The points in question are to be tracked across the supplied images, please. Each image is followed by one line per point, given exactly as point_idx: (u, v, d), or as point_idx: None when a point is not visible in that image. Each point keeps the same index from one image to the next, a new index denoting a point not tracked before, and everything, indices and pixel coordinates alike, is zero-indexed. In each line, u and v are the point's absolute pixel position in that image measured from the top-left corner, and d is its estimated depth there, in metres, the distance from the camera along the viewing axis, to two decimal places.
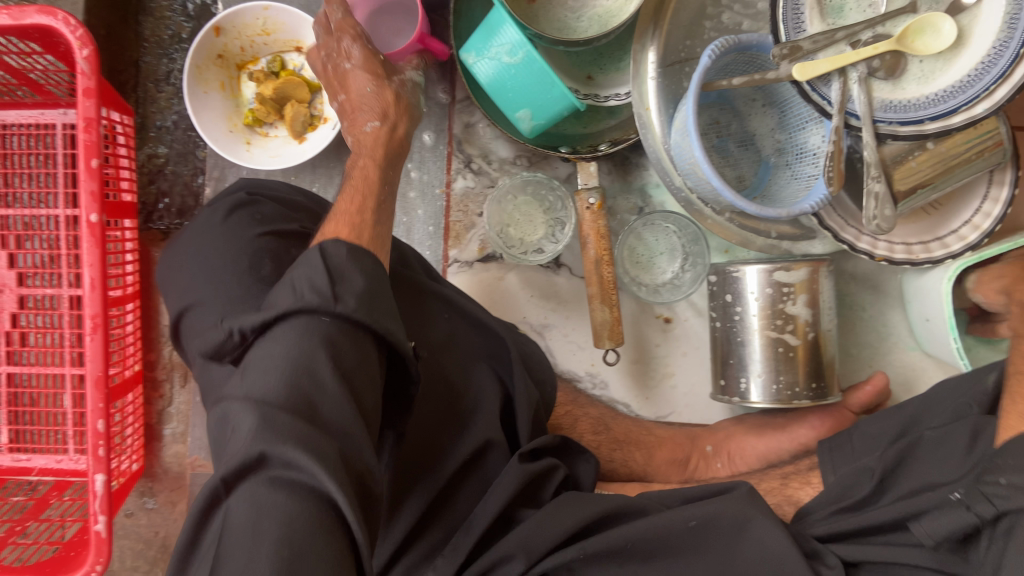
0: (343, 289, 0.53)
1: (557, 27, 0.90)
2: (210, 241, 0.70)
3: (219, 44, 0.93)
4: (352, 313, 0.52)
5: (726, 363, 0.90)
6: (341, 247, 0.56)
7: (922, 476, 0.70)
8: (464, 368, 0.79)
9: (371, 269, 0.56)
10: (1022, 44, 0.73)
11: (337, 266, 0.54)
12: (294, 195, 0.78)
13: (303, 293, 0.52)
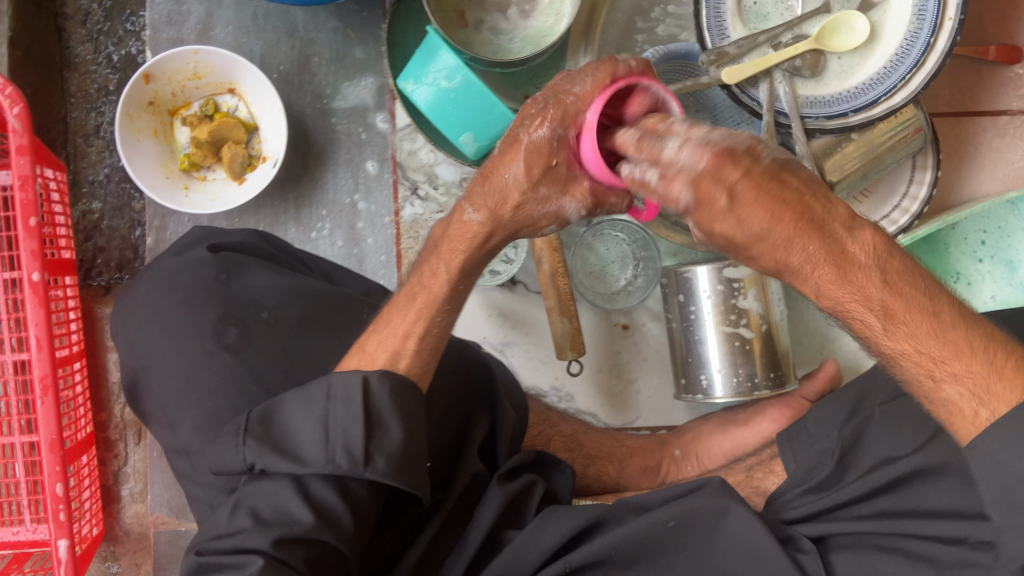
0: (376, 446, 0.57)
1: (491, 51, 0.91)
2: (170, 297, 0.66)
3: (149, 91, 0.93)
4: (381, 476, 0.56)
5: (685, 362, 0.92)
6: (385, 380, 0.59)
7: (878, 450, 0.74)
8: (452, 411, 0.75)
9: (412, 410, 0.59)
10: (931, 34, 0.81)
11: (378, 408, 0.58)
12: (251, 239, 0.71)
13: (336, 454, 0.56)
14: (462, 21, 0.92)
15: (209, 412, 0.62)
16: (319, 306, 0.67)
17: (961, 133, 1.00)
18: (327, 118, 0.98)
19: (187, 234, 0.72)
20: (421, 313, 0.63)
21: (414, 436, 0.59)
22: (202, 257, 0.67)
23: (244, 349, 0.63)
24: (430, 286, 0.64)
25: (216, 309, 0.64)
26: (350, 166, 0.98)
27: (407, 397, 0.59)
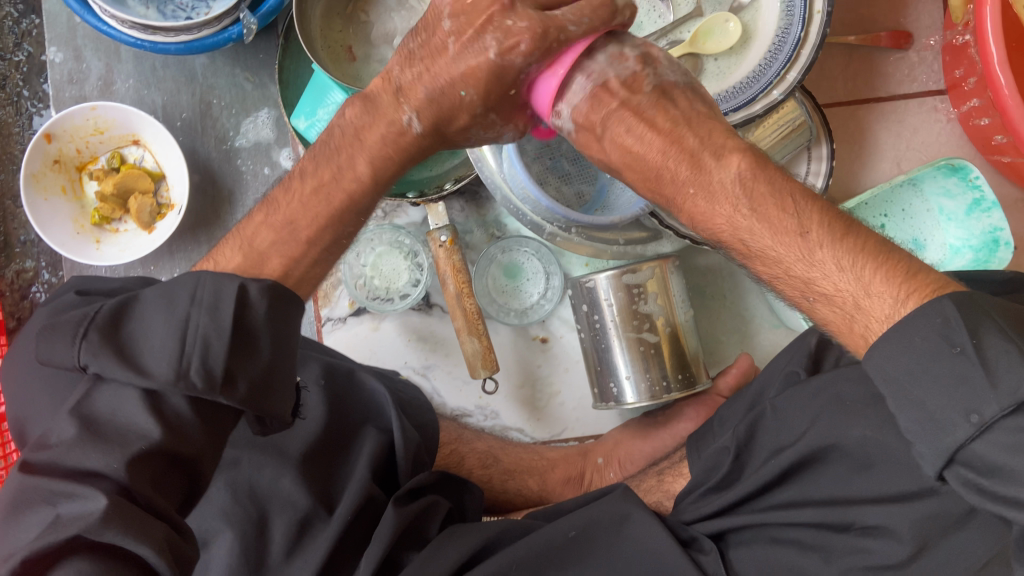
0: (236, 365, 0.52)
1: (381, 82, 0.94)
2: (38, 346, 0.70)
3: (53, 150, 0.95)
4: (239, 401, 0.52)
5: (598, 371, 0.92)
6: (261, 291, 0.54)
7: (770, 444, 0.74)
8: (343, 429, 0.76)
9: (282, 331, 0.55)
10: (801, 28, 0.82)
11: (244, 323, 0.53)
12: (131, 283, 0.77)
13: (189, 368, 0.51)
14: (351, 54, 0.94)
15: None
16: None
17: (860, 121, 1.01)
18: (232, 160, 1.00)
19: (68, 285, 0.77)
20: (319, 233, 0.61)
21: (279, 362, 0.55)
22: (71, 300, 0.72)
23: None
24: (339, 179, 0.62)
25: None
26: (259, 205, 1.00)
27: (283, 315, 0.55)
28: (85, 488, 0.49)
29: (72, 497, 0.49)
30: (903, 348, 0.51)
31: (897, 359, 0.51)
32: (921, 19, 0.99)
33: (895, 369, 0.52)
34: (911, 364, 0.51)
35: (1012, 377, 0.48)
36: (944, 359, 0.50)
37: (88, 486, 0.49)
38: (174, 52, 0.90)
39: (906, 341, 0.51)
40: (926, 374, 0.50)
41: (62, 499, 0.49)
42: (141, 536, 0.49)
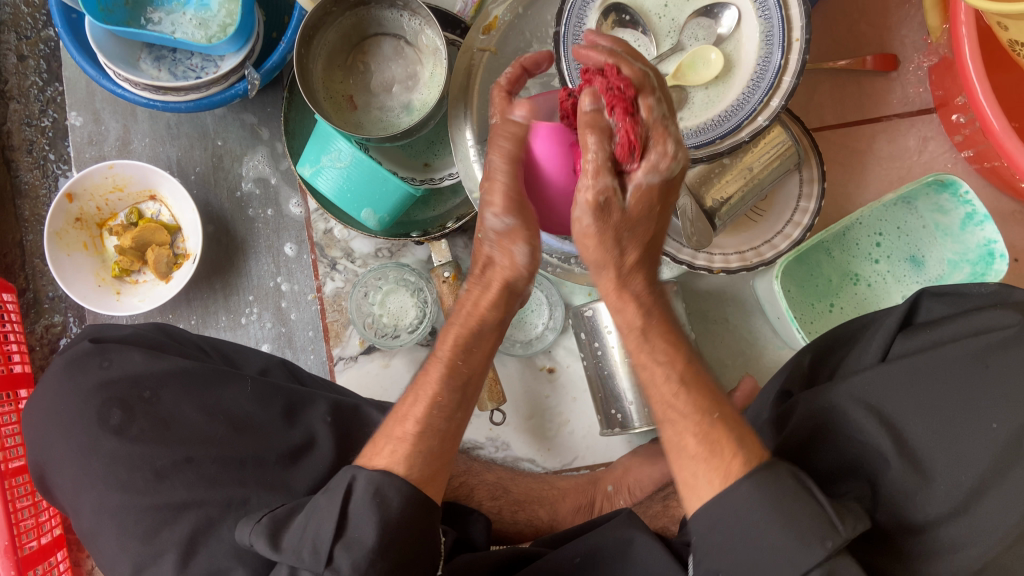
0: (342, 550, 0.58)
1: (382, 128, 0.98)
2: (61, 400, 0.75)
3: (74, 209, 0.99)
4: None
5: (604, 399, 0.94)
6: (370, 482, 0.60)
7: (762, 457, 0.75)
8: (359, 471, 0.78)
9: (393, 510, 0.60)
10: (781, 55, 0.84)
11: (356, 508, 0.59)
12: (143, 330, 0.81)
13: (305, 550, 0.59)
14: (352, 103, 0.99)
15: (97, 497, 0.70)
16: (202, 384, 0.75)
17: (850, 143, 1.03)
18: (244, 209, 1.04)
19: (82, 333, 0.81)
20: (419, 397, 0.66)
21: (391, 536, 0.59)
22: (86, 349, 0.77)
23: (127, 429, 0.72)
24: (473, 359, 0.68)
25: (103, 396, 0.74)
26: (270, 251, 1.04)
27: (409, 506, 0.60)
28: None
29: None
30: (727, 512, 0.56)
31: (728, 519, 0.56)
32: (905, 41, 1.01)
33: (722, 522, 0.56)
34: (737, 522, 0.56)
35: (833, 539, 0.54)
36: (767, 532, 0.55)
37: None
38: (185, 111, 0.95)
39: (742, 500, 0.56)
40: (751, 535, 0.55)
41: None
42: None
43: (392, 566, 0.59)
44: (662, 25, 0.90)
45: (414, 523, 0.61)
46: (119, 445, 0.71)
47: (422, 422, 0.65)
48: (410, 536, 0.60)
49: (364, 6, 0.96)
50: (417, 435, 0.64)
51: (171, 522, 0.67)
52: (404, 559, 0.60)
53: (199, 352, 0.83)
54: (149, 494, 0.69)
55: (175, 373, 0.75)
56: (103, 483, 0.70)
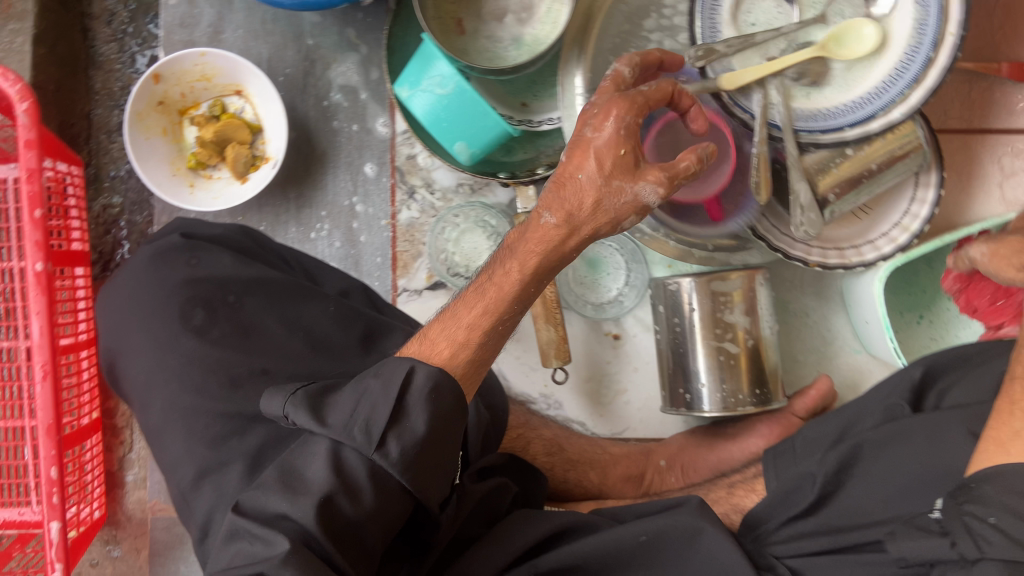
0: (394, 434, 0.54)
1: (489, 59, 0.93)
2: (141, 290, 0.73)
3: (159, 91, 0.96)
4: (391, 466, 0.54)
5: (673, 375, 0.91)
6: (431, 375, 0.56)
7: (867, 474, 0.72)
8: None
9: (448, 409, 0.56)
10: (931, 49, 0.79)
11: (415, 402, 0.55)
12: (231, 233, 0.78)
13: (355, 428, 0.55)
14: (461, 27, 0.93)
15: (166, 399, 0.68)
16: (286, 298, 0.73)
17: (971, 151, 0.97)
18: (329, 120, 1.00)
19: (170, 226, 0.78)
20: (486, 307, 0.61)
21: (439, 433, 0.56)
22: (173, 242, 0.74)
23: (208, 331, 0.70)
24: (502, 292, 0.61)
25: (185, 294, 0.71)
26: (350, 168, 1.01)
27: (457, 409, 0.57)
28: (271, 536, 0.52)
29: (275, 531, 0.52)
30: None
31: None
32: None
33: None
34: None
35: None
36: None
37: (278, 536, 0.52)
38: (290, 7, 0.90)
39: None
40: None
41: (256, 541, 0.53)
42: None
43: (431, 464, 0.56)
44: None
45: (455, 422, 0.57)
46: (195, 347, 0.69)
47: (483, 330, 0.61)
48: (451, 441, 0.57)
49: None
50: (470, 339, 0.60)
51: (243, 434, 0.65)
52: (441, 462, 0.57)
53: (281, 264, 0.80)
54: (223, 402, 0.66)
55: (263, 288, 0.73)
56: (174, 385, 0.68)
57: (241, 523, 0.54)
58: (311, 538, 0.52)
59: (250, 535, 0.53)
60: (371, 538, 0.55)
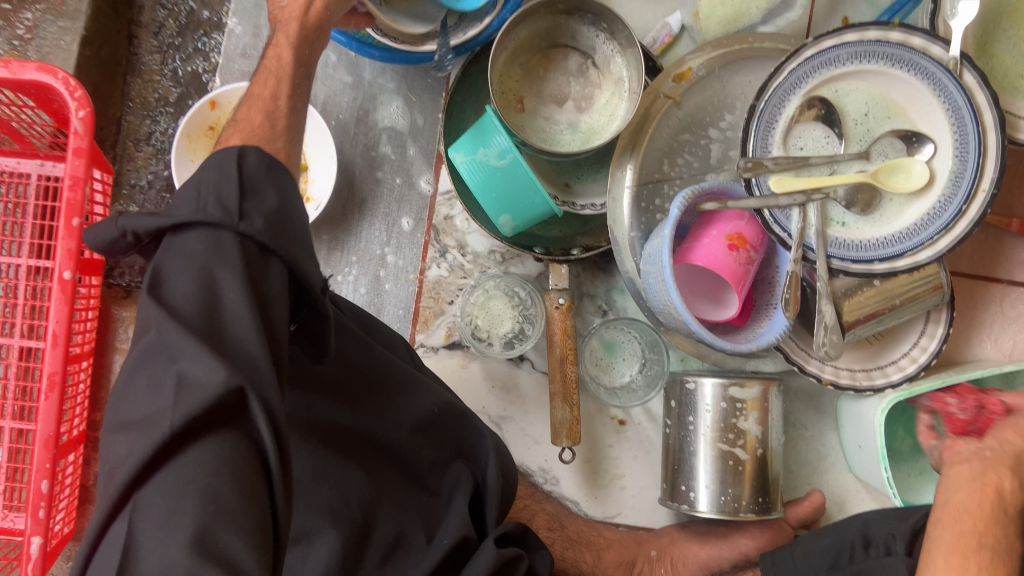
0: (252, 206, 0.51)
1: (544, 138, 0.95)
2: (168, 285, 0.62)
3: (213, 117, 0.96)
4: (260, 234, 0.51)
5: (676, 471, 0.93)
6: (261, 157, 0.54)
7: None
8: (437, 459, 0.82)
9: (287, 185, 0.55)
10: (963, 202, 0.79)
11: (251, 175, 0.53)
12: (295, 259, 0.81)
13: (211, 204, 0.50)
14: (521, 105, 0.96)
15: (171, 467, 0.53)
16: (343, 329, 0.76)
17: (979, 295, 1.03)
18: (374, 170, 1.03)
19: None
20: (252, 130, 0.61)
21: (290, 202, 0.54)
22: None
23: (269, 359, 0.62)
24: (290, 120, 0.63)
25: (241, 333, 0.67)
26: (387, 219, 1.02)
27: (272, 169, 0.55)
28: (211, 357, 0.46)
29: (195, 357, 0.46)
30: None
31: None
32: None
33: None
34: None
35: None
36: None
37: (212, 357, 0.46)
38: (376, 56, 0.94)
39: None
40: None
41: (185, 357, 0.46)
42: (237, 484, 0.46)
43: (294, 235, 0.54)
44: (856, 131, 0.88)
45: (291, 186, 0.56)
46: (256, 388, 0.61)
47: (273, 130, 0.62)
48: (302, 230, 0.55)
49: (566, 14, 0.94)
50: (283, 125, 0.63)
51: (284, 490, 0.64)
52: (303, 234, 0.54)
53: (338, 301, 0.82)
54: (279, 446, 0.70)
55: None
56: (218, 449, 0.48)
57: (159, 324, 0.47)
58: (242, 383, 0.47)
59: (182, 376, 0.46)
60: (278, 335, 0.52)
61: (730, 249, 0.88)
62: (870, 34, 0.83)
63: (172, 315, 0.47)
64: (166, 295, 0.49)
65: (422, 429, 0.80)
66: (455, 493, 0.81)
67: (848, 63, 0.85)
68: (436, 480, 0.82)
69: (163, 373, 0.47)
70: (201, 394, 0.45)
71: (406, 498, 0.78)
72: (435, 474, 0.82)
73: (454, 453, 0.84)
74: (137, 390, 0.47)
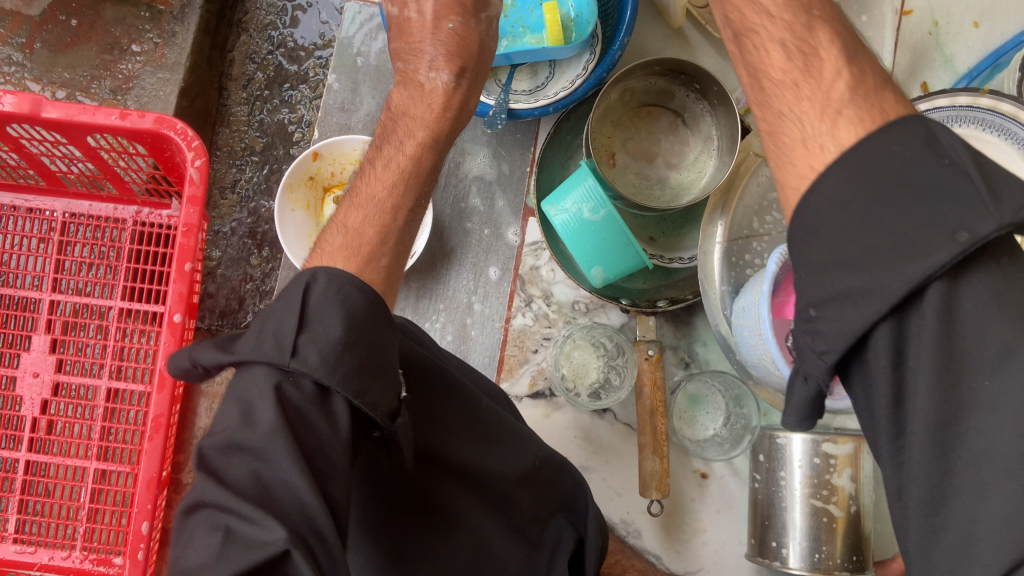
0: (309, 340, 0.53)
1: (634, 191, 0.98)
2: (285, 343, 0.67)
3: (314, 167, 0.99)
4: (311, 371, 0.52)
5: (766, 526, 0.93)
6: (332, 282, 0.56)
7: None
8: (541, 513, 0.81)
9: (358, 312, 0.56)
10: None
11: (316, 305, 0.55)
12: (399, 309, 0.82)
13: (266, 344, 0.53)
14: (612, 161, 0.99)
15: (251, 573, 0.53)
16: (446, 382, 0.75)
17: None
18: (463, 221, 1.05)
19: None
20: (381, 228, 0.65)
21: (358, 334, 0.55)
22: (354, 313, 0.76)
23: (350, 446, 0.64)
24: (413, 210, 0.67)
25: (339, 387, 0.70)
26: (474, 268, 1.05)
27: (360, 301, 0.56)
28: (264, 515, 0.46)
29: (254, 522, 0.46)
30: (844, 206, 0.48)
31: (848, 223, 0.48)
32: None
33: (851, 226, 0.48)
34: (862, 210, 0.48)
35: (973, 215, 0.44)
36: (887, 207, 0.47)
37: (273, 519, 0.46)
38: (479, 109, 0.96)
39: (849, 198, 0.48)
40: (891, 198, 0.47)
41: (234, 518, 0.46)
42: None
43: (359, 367, 0.54)
44: None
45: (372, 320, 0.57)
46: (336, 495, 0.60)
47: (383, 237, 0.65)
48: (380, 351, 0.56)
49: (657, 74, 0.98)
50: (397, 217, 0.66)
51: None
52: (375, 363, 0.55)
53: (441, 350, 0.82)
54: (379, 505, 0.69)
55: (414, 366, 0.73)
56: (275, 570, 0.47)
57: (211, 492, 0.48)
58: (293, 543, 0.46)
59: (232, 529, 0.46)
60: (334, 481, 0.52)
61: None
62: (960, 100, 0.86)
63: (224, 483, 0.48)
64: (222, 463, 0.49)
65: (527, 480, 0.79)
66: (557, 548, 0.80)
67: (938, 127, 0.88)
68: (540, 533, 0.80)
69: (214, 525, 0.47)
70: (250, 558, 0.45)
71: (511, 552, 0.76)
72: (538, 527, 0.80)
73: (556, 506, 0.83)
74: (188, 548, 0.48)
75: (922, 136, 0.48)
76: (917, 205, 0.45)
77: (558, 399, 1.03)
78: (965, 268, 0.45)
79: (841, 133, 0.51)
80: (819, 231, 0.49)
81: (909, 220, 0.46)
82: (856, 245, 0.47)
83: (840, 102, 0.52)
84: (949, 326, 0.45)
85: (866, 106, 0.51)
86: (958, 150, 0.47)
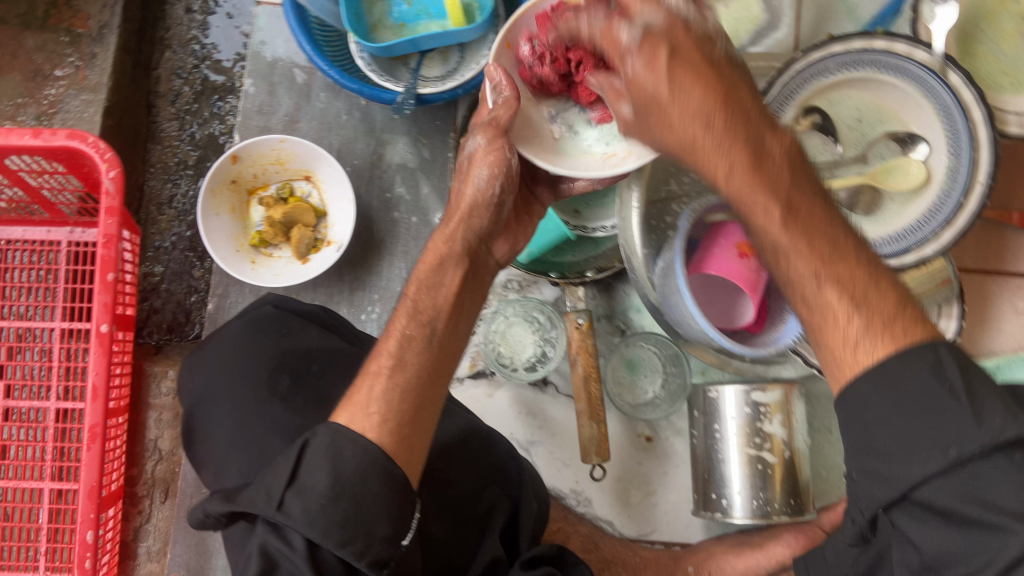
0: (293, 494, 0.59)
1: None
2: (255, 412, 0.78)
3: (234, 171, 1.01)
4: (291, 521, 0.57)
5: (707, 480, 0.94)
6: (330, 436, 0.61)
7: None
8: (471, 488, 0.82)
9: (350, 466, 0.60)
10: (962, 196, 0.83)
11: (312, 459, 0.60)
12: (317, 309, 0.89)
13: (259, 495, 0.60)
14: None
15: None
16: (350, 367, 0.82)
17: (989, 288, 1.05)
18: (390, 211, 1.07)
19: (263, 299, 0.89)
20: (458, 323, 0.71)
21: (347, 485, 0.59)
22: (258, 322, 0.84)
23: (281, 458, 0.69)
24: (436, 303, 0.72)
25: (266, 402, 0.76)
26: (405, 256, 1.06)
27: (366, 461, 0.60)
28: None
29: None
30: (888, 383, 0.53)
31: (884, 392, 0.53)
32: None
33: (881, 397, 0.53)
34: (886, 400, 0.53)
35: (962, 442, 0.50)
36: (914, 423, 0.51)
37: None
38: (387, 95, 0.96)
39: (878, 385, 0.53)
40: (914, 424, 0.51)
41: None
42: None
43: (342, 519, 0.58)
44: (851, 136, 0.90)
45: (368, 475, 0.60)
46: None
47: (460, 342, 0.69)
48: (377, 490, 0.60)
49: None
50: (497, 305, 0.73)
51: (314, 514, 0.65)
52: (370, 512, 0.59)
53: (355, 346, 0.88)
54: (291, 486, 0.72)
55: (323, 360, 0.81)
56: None
57: None
58: None
59: None
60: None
61: (742, 260, 0.89)
62: (856, 44, 0.85)
63: None
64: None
65: (448, 453, 0.82)
66: (489, 523, 0.80)
67: (838, 73, 0.87)
68: (471, 505, 0.81)
69: None
70: None
71: (437, 525, 0.78)
72: (470, 500, 0.81)
73: (488, 480, 0.83)
74: None
75: (931, 362, 0.52)
76: (942, 417, 0.51)
77: (499, 378, 1.05)
78: (939, 479, 0.50)
79: (873, 339, 0.55)
80: (873, 422, 0.53)
81: (922, 431, 0.51)
82: (886, 432, 0.53)
83: (842, 276, 0.56)
84: (940, 513, 0.50)
85: (895, 330, 0.54)
86: (956, 375, 0.52)
